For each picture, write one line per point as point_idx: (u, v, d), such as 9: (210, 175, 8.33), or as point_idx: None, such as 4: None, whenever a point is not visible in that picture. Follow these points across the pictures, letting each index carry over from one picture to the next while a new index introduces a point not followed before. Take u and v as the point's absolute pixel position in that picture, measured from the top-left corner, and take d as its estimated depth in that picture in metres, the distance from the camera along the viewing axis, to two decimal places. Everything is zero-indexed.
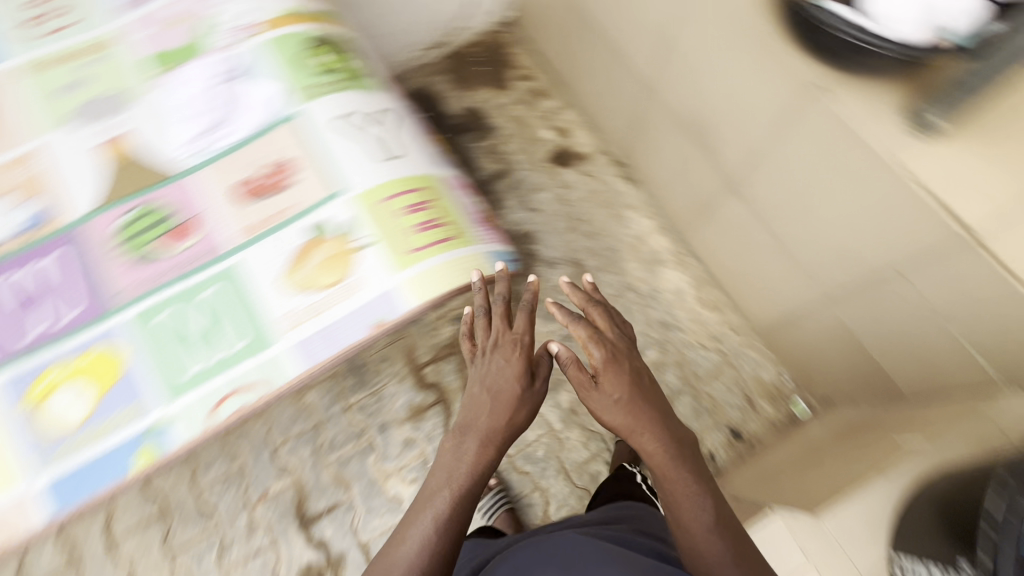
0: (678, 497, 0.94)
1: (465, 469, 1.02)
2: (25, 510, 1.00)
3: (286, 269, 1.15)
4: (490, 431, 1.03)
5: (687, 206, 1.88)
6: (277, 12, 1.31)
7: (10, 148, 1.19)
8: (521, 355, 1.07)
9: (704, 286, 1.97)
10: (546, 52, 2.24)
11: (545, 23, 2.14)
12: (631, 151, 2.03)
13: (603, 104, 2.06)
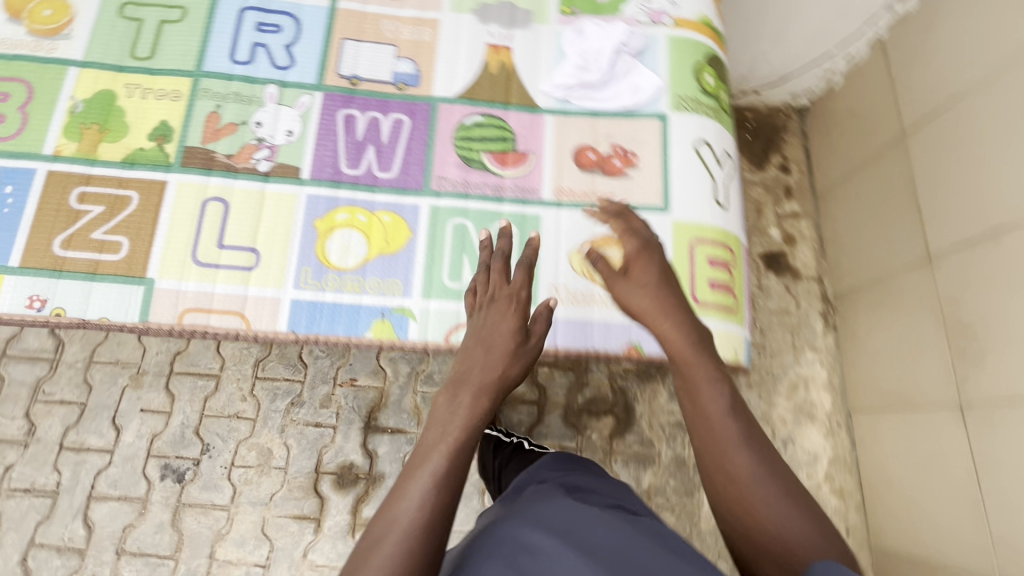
0: (695, 402, 0.76)
1: (455, 424, 0.77)
2: (276, 314, 1.04)
3: (578, 248, 1.11)
4: (485, 384, 0.81)
5: (883, 399, 1.51)
6: (689, 13, 1.26)
7: (415, 8, 1.23)
8: (509, 296, 0.92)
9: (839, 467, 1.57)
10: (830, 144, 1.76)
11: (838, 123, 1.74)
12: (879, 300, 1.54)
13: (849, 239, 1.67)
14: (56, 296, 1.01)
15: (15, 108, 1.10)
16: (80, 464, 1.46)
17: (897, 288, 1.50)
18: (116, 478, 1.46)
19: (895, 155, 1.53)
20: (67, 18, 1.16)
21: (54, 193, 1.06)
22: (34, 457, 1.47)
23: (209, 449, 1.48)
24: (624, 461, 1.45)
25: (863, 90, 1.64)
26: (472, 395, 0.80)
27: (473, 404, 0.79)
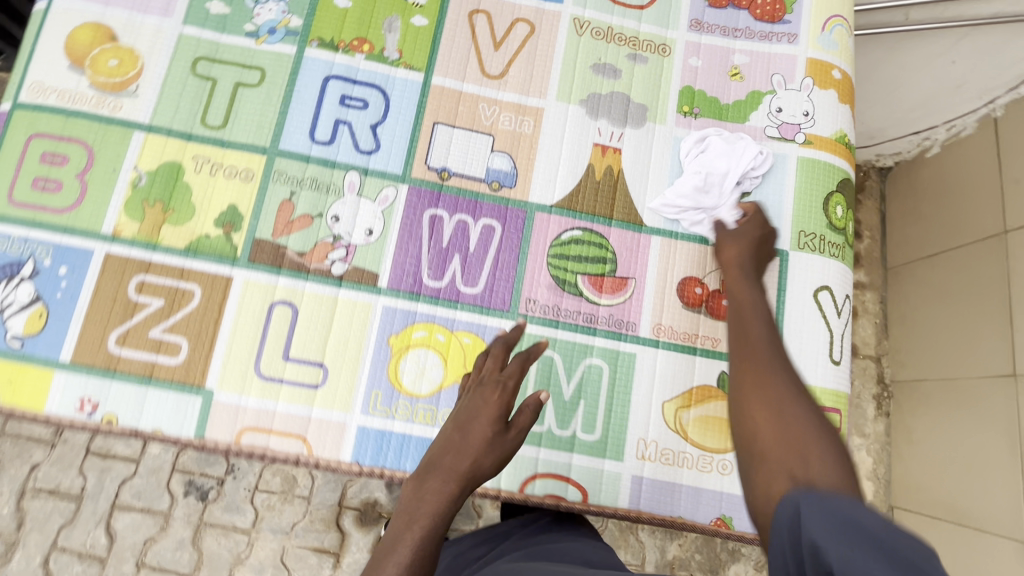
0: (767, 404, 0.70)
1: (431, 504, 0.73)
2: (341, 441, 0.96)
3: (674, 399, 0.99)
4: (456, 472, 0.76)
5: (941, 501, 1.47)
6: (823, 127, 1.09)
7: (517, 91, 1.09)
8: (497, 386, 0.82)
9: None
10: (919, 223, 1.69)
11: (927, 197, 1.67)
12: (943, 398, 1.51)
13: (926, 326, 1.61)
14: (108, 401, 0.93)
15: (73, 175, 1.00)
16: (105, 471, 1.42)
17: (970, 391, 1.44)
18: (140, 489, 1.42)
19: (987, 248, 1.47)
20: (134, 71, 1.04)
21: (111, 278, 0.97)
22: (61, 459, 1.42)
23: (234, 470, 1.45)
24: (651, 530, 1.49)
25: (963, 173, 1.56)
26: (445, 473, 0.76)
27: (446, 483, 0.75)
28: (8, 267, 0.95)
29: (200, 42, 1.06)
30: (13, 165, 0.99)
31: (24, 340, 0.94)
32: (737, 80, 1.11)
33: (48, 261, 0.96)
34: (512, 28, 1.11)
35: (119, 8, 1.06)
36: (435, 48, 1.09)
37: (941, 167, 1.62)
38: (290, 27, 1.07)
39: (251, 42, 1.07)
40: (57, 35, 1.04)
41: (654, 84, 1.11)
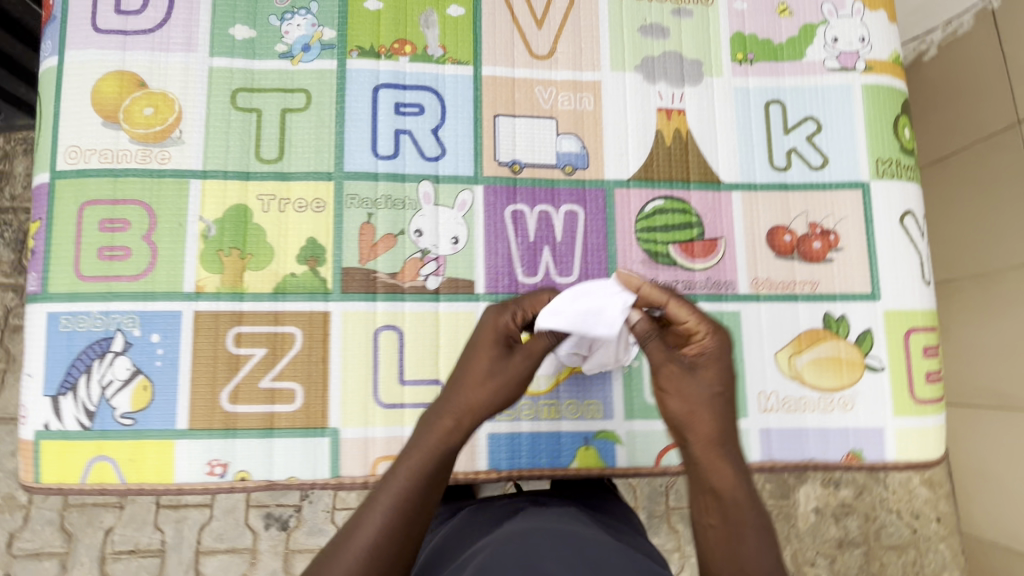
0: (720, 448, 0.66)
1: (424, 458, 0.66)
2: (473, 453, 0.96)
3: (784, 347, 1.01)
4: (469, 407, 0.69)
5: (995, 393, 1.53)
6: (882, 51, 1.08)
7: (570, 68, 1.05)
8: (494, 323, 0.73)
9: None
10: (936, 124, 1.64)
11: (947, 92, 1.59)
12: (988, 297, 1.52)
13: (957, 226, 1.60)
14: (236, 459, 0.92)
15: (138, 238, 0.95)
16: (181, 521, 1.44)
17: (999, 287, 1.49)
18: (221, 531, 1.45)
19: (1006, 139, 1.44)
20: (173, 116, 0.97)
21: (206, 337, 0.93)
22: (133, 518, 1.43)
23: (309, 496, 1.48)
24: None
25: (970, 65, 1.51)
26: (436, 437, 0.67)
27: (445, 436, 0.67)
28: (99, 344, 0.92)
29: (233, 73, 1.00)
30: (73, 238, 0.94)
31: (134, 416, 0.91)
32: (786, 17, 1.09)
33: (138, 331, 0.93)
34: (552, 2, 1.06)
35: (139, 50, 0.98)
36: (478, 37, 1.04)
37: (946, 63, 1.58)
38: (325, 41, 1.01)
39: (287, 63, 1.00)
40: (80, 92, 0.97)
41: (704, 36, 1.08)
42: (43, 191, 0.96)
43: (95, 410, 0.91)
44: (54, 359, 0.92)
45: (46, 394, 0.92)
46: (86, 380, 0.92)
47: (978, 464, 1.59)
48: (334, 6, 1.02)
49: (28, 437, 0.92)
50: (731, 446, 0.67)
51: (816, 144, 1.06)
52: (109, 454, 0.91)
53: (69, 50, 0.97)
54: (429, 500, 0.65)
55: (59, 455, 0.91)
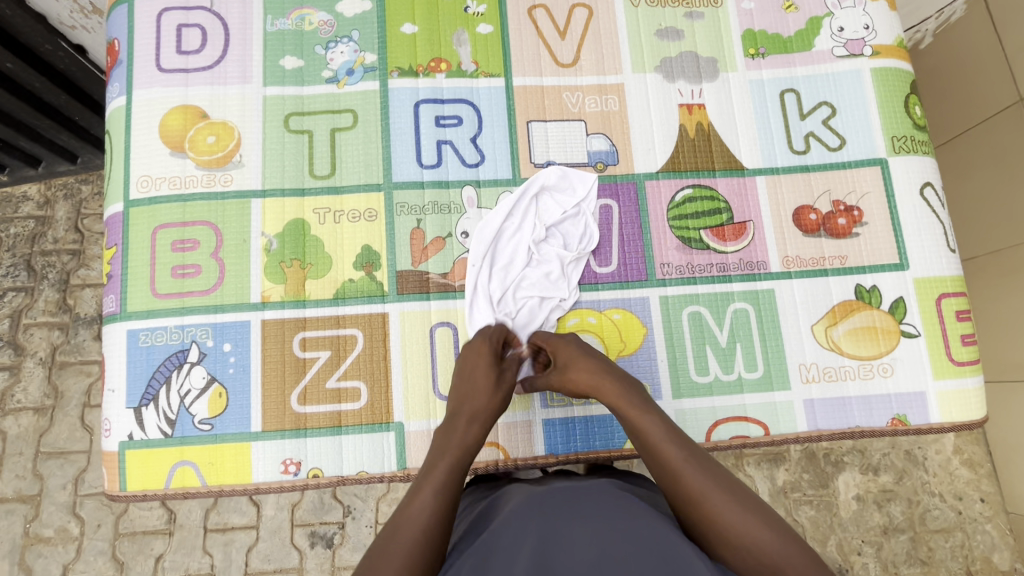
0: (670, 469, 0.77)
1: (450, 471, 0.79)
2: (531, 439, 1.01)
3: (820, 320, 1.06)
4: (477, 410, 0.89)
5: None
6: (887, 35, 1.14)
7: (594, 73, 1.13)
8: (482, 341, 0.96)
9: (966, 440, 1.71)
10: (938, 106, 1.70)
11: (946, 76, 1.66)
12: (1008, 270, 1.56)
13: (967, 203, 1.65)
14: (309, 457, 0.97)
15: (208, 256, 1.02)
16: (229, 544, 1.51)
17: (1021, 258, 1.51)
18: (267, 552, 1.51)
19: (1008, 118, 1.49)
20: (234, 142, 1.06)
21: (274, 343, 1.00)
22: (183, 544, 1.51)
23: (352, 511, 1.53)
24: (756, 462, 1.64)
25: (965, 53, 1.58)
26: (459, 438, 0.84)
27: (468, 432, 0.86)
28: (176, 356, 0.98)
29: (284, 99, 1.08)
30: (147, 260, 1.02)
31: (212, 422, 0.97)
32: (793, 12, 1.16)
33: (211, 342, 0.99)
34: (572, 14, 1.14)
35: (200, 85, 1.07)
36: (506, 51, 1.12)
37: (941, 51, 1.66)
38: (367, 64, 1.10)
39: (334, 87, 1.09)
40: (148, 126, 1.05)
41: (716, 35, 1.16)
42: (117, 220, 1.04)
43: (175, 418, 0.97)
44: (134, 373, 0.98)
45: (129, 407, 0.98)
46: (166, 391, 0.98)
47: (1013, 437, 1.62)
48: (374, 33, 1.11)
49: (113, 448, 0.98)
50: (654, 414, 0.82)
51: (832, 127, 1.12)
52: (190, 458, 0.96)
53: (137, 90, 1.06)
54: (460, 498, 0.77)
55: (143, 463, 0.96)
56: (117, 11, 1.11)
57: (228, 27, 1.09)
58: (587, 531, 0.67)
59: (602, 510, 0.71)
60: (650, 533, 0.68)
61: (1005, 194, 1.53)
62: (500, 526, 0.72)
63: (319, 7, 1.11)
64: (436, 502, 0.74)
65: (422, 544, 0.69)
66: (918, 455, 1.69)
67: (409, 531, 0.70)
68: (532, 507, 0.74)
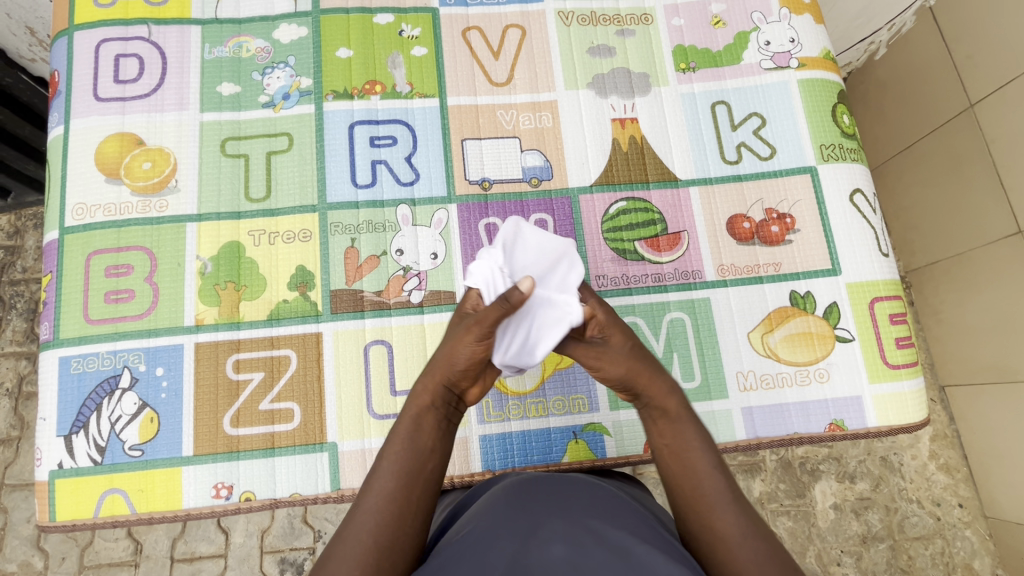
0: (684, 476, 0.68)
1: (403, 462, 0.69)
2: (469, 456, 1.00)
3: (756, 327, 1.06)
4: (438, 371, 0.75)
5: (984, 365, 1.56)
6: (812, 48, 1.18)
7: (528, 91, 1.15)
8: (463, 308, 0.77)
9: (940, 445, 1.67)
10: (886, 115, 1.74)
11: (890, 84, 1.69)
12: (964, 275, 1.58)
13: (921, 207, 1.68)
14: (241, 480, 0.96)
15: (142, 280, 1.02)
16: (196, 574, 1.46)
17: (985, 261, 1.52)
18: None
19: (959, 125, 1.52)
20: (170, 167, 1.07)
21: (207, 365, 0.99)
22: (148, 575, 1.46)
23: (322, 536, 1.50)
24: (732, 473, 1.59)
25: (913, 61, 1.60)
26: (416, 406, 0.74)
27: (424, 404, 0.74)
28: (107, 382, 0.98)
29: (221, 124, 1.10)
30: (81, 286, 1.02)
31: (142, 448, 0.96)
32: (721, 27, 1.19)
33: (144, 366, 0.99)
34: (506, 35, 1.17)
35: (137, 113, 1.08)
36: (441, 72, 1.14)
37: (884, 61, 1.70)
38: (303, 88, 1.12)
39: (270, 111, 1.10)
40: (85, 154, 1.06)
41: (647, 52, 1.18)
42: (53, 247, 1.04)
43: (106, 445, 0.96)
44: (65, 401, 0.98)
45: (60, 435, 0.97)
46: (97, 417, 0.97)
47: (988, 440, 1.59)
48: (310, 58, 1.13)
49: (43, 478, 0.97)
50: (697, 440, 0.70)
51: (762, 136, 1.14)
52: (120, 486, 0.95)
53: (74, 119, 1.08)
54: (422, 473, 0.70)
55: (72, 492, 0.95)
56: (57, 44, 1.13)
57: (166, 56, 1.11)
58: (560, 521, 0.61)
59: (574, 503, 0.66)
60: (623, 529, 0.62)
61: (961, 199, 1.55)
62: (467, 522, 0.67)
63: (257, 34, 1.14)
64: (389, 496, 0.67)
65: (381, 540, 0.63)
66: (894, 461, 1.66)
67: (360, 533, 0.64)
68: (507, 499, 0.68)
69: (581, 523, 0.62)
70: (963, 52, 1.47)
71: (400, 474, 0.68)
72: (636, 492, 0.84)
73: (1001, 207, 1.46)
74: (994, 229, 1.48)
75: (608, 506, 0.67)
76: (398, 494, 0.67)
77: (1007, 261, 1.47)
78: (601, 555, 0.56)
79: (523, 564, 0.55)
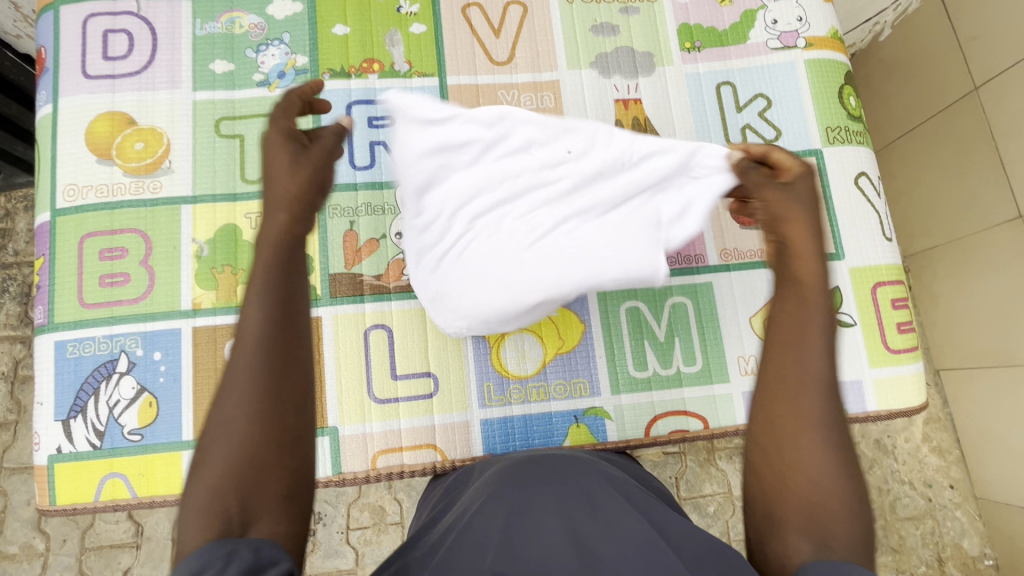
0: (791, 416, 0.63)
1: (261, 324, 0.59)
2: (469, 440, 1.00)
3: (758, 312, 1.05)
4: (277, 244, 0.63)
5: (981, 351, 1.57)
6: (819, 27, 1.15)
7: (529, 70, 1.12)
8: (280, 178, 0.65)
9: (934, 427, 1.69)
10: (890, 96, 1.71)
11: (896, 65, 1.66)
12: (966, 261, 1.57)
13: (921, 192, 1.67)
14: None
15: (137, 264, 1.00)
16: None
17: (984, 244, 1.52)
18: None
19: (965, 106, 1.50)
20: (162, 148, 1.04)
21: (206, 350, 0.98)
22: (150, 555, 1.46)
23: (322, 518, 1.46)
24: (730, 455, 1.59)
25: (920, 40, 1.57)
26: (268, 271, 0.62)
27: (274, 261, 0.62)
28: (104, 366, 0.97)
29: (215, 104, 1.07)
30: (75, 270, 1.00)
31: (142, 433, 0.96)
32: (727, 5, 1.16)
33: (141, 351, 0.97)
34: (506, 12, 1.14)
35: (127, 91, 1.05)
36: (441, 50, 1.11)
37: (893, 40, 1.65)
38: (299, 67, 1.09)
39: (265, 90, 1.08)
40: (75, 134, 1.03)
41: (652, 29, 1.16)
42: (45, 229, 1.02)
43: (104, 429, 0.95)
44: (62, 385, 0.97)
45: (57, 419, 0.96)
46: (95, 402, 0.96)
47: (983, 422, 1.60)
48: (305, 35, 1.09)
49: (42, 462, 0.96)
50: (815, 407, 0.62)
51: (768, 118, 1.12)
52: (120, 470, 0.95)
53: (63, 97, 1.05)
54: (293, 333, 0.61)
55: (72, 476, 0.95)
56: (43, 19, 1.09)
57: (156, 31, 1.08)
58: (556, 499, 0.61)
59: (571, 477, 0.65)
60: (619, 498, 0.62)
61: (962, 184, 1.54)
62: (467, 500, 0.67)
63: (250, 10, 1.10)
64: (251, 379, 0.57)
65: (255, 428, 0.56)
66: (888, 442, 1.68)
67: (231, 408, 0.57)
68: (503, 474, 0.68)
69: (577, 499, 0.61)
70: (973, 31, 1.44)
71: (260, 356, 0.58)
72: (636, 467, 0.85)
73: (1003, 191, 1.45)
74: (995, 214, 1.48)
75: (603, 476, 0.67)
76: (260, 467, 0.56)
77: (1011, 246, 1.45)
78: (600, 535, 0.57)
79: (525, 546, 0.55)
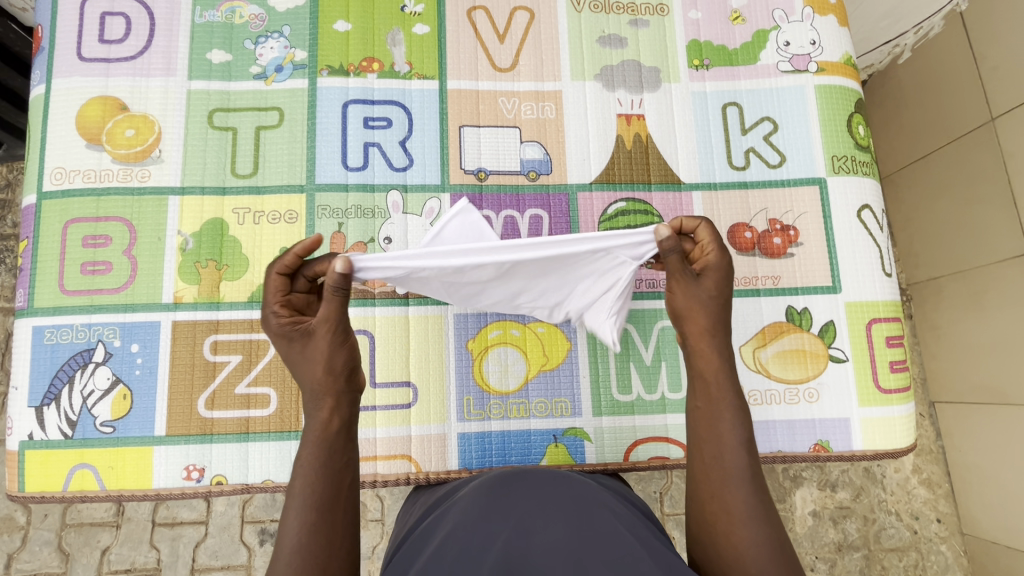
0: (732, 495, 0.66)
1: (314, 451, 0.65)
2: (445, 453, 0.98)
3: (748, 341, 1.03)
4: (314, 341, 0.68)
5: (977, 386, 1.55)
6: (832, 51, 1.12)
7: (532, 79, 1.10)
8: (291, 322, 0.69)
9: (924, 460, 1.66)
10: (904, 123, 1.67)
11: (912, 91, 1.62)
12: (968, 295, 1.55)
13: (929, 222, 1.64)
14: (213, 463, 0.95)
15: (120, 253, 0.99)
16: (176, 539, 1.45)
17: (989, 279, 1.49)
18: (215, 548, 1.45)
19: (979, 138, 1.46)
20: (153, 137, 1.03)
21: (184, 346, 0.97)
22: (129, 537, 1.44)
23: None
24: None
25: (938, 68, 1.53)
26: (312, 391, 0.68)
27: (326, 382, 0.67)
28: (80, 355, 0.96)
29: (210, 94, 1.05)
30: (57, 255, 0.99)
31: (114, 425, 0.94)
32: (739, 24, 1.13)
33: (118, 342, 0.96)
34: (513, 17, 1.11)
35: (121, 76, 1.03)
36: (443, 53, 1.09)
37: (910, 65, 1.62)
38: (297, 61, 1.06)
39: (261, 83, 1.06)
40: (66, 116, 1.02)
41: (661, 44, 1.13)
42: (30, 212, 1.01)
43: (76, 419, 0.94)
44: (38, 371, 0.95)
45: (31, 405, 0.95)
46: (69, 390, 0.95)
47: (973, 459, 1.57)
48: (305, 30, 1.07)
49: (13, 447, 0.95)
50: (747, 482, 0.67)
51: (773, 143, 1.10)
52: (89, 461, 0.94)
53: (56, 78, 1.03)
54: (342, 484, 0.65)
55: (42, 464, 0.94)
56: None
57: (154, 17, 1.06)
58: (543, 510, 0.59)
59: (556, 491, 0.63)
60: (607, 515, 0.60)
61: (970, 215, 1.52)
62: (444, 515, 0.65)
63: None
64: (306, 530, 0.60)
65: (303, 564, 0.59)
66: (876, 472, 1.65)
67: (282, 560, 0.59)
68: (484, 490, 0.65)
69: (564, 511, 0.59)
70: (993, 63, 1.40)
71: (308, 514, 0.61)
72: (623, 486, 0.83)
73: (1012, 224, 1.42)
74: (1002, 249, 1.45)
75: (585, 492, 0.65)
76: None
77: (1016, 282, 1.42)
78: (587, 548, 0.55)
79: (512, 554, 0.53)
